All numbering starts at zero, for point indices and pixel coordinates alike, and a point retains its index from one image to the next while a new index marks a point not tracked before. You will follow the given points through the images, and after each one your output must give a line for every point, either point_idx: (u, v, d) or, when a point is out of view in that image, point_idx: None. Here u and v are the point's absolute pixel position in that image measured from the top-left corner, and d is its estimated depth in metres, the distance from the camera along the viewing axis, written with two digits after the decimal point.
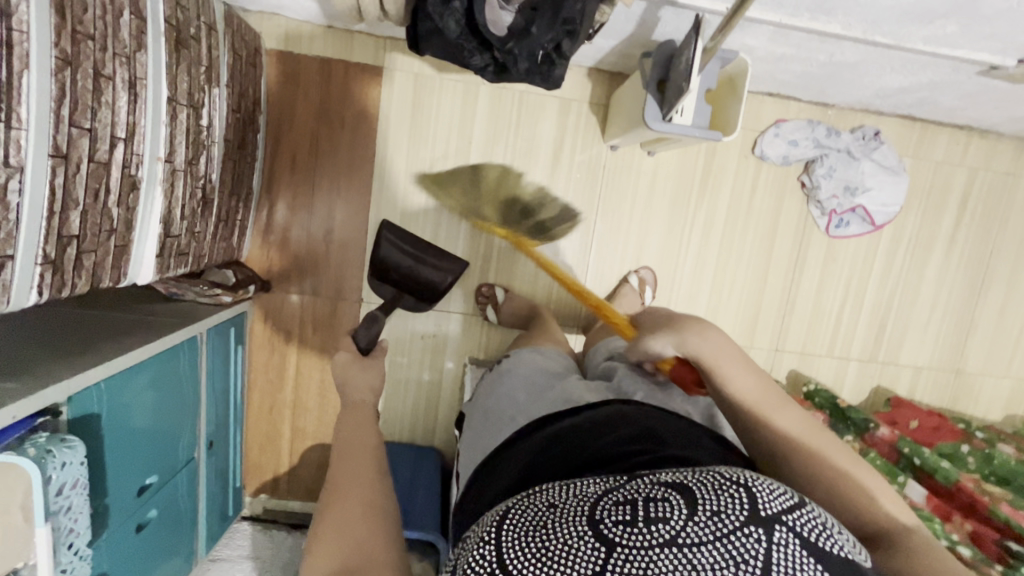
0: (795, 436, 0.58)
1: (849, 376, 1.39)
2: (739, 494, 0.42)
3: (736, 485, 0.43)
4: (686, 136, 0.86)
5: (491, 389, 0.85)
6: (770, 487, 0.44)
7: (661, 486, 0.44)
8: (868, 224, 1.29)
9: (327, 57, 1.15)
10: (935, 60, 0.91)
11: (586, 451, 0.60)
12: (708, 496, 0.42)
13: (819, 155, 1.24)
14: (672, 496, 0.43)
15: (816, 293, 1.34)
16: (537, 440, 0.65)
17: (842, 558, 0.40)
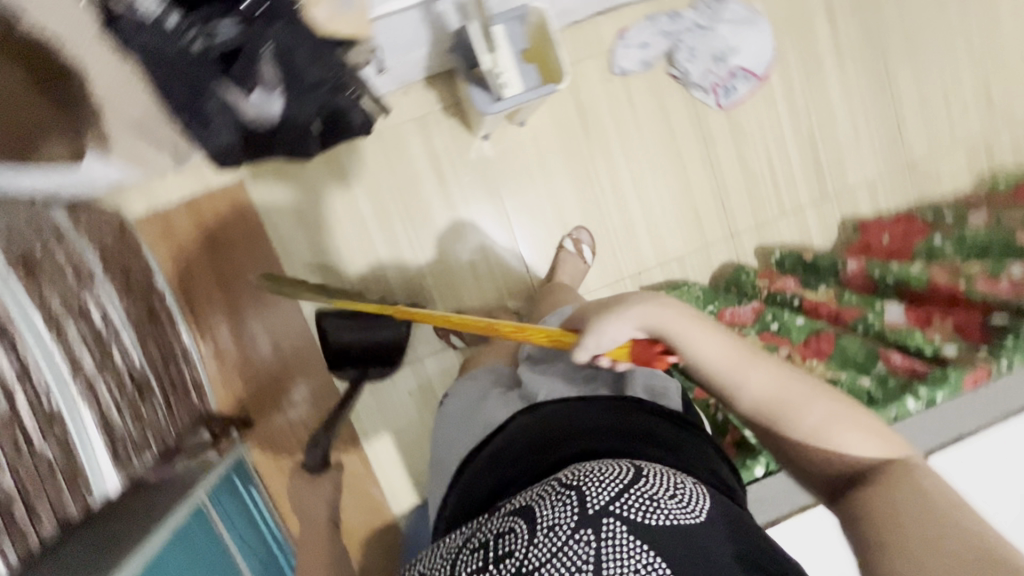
0: (762, 390, 0.63)
1: (811, 222, 1.37)
2: (563, 502, 0.54)
3: (564, 491, 0.55)
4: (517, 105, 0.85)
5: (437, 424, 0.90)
6: (626, 464, 0.57)
7: (509, 515, 0.56)
8: (753, 78, 1.26)
9: (189, 196, 1.16)
10: None
11: (505, 470, 0.67)
12: (541, 511, 0.54)
13: (674, 40, 1.22)
14: (517, 523, 0.55)
15: (740, 166, 1.33)
16: (469, 473, 0.72)
17: (677, 509, 0.55)
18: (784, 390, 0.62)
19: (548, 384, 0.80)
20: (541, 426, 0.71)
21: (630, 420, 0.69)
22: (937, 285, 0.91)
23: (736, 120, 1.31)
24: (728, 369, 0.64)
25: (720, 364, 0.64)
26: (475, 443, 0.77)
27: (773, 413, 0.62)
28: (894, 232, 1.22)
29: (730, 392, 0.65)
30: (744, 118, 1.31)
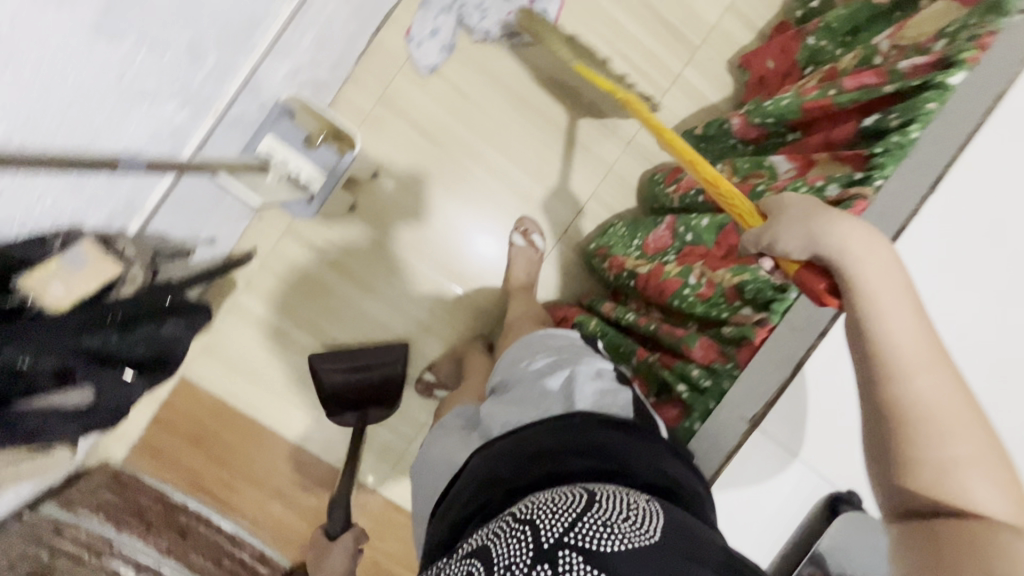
0: (936, 399, 0.55)
1: (696, 81, 1.28)
2: (520, 541, 0.58)
3: (521, 529, 0.59)
4: (321, 197, 0.84)
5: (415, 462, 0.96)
6: (581, 496, 0.61)
7: (469, 556, 0.60)
8: None
9: (153, 417, 1.21)
10: None
11: (467, 502, 0.72)
12: (498, 551, 0.58)
13: (457, 6, 1.15)
14: (477, 564, 0.58)
15: (596, 77, 1.24)
16: (442, 509, 0.78)
17: (631, 529, 0.58)
18: (949, 402, 0.55)
19: (504, 416, 0.84)
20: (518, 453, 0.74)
21: (578, 439, 0.73)
22: (805, 107, 0.78)
23: (564, 37, 1.22)
24: (909, 363, 0.56)
25: (913, 353, 0.57)
26: (446, 481, 0.83)
27: (921, 416, 0.55)
28: (783, 52, 1.09)
29: (887, 375, 0.57)
30: (570, 31, 1.22)
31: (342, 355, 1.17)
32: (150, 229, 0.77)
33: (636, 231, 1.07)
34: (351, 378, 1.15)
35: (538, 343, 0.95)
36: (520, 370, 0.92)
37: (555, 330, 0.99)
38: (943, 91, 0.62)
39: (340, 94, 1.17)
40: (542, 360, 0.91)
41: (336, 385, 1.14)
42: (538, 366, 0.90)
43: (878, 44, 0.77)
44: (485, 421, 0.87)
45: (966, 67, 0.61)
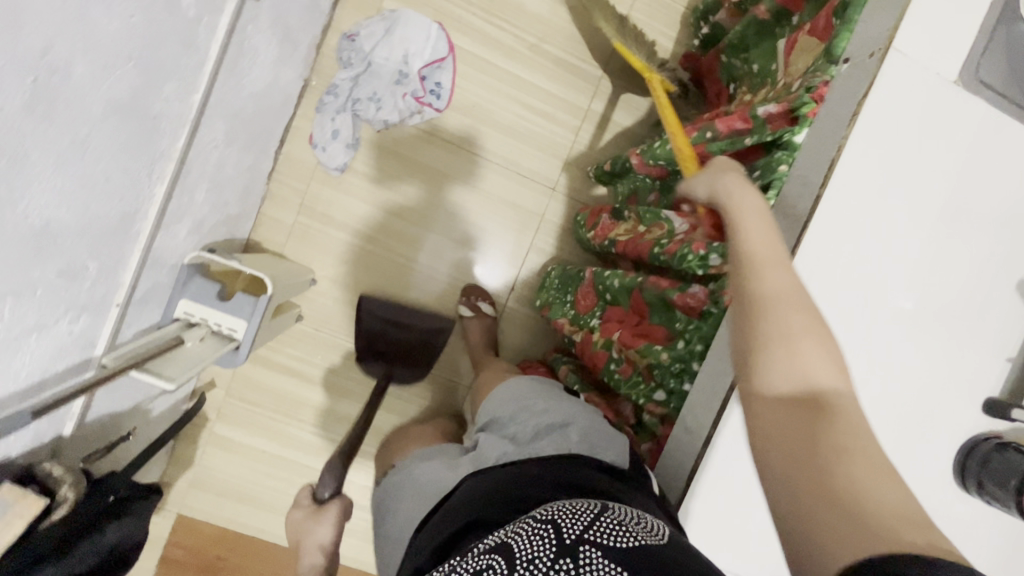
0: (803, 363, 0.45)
1: (606, 112, 1.26)
2: (545, 535, 0.53)
3: (545, 526, 0.54)
4: (243, 348, 0.87)
5: (386, 500, 0.87)
6: (587, 506, 0.57)
7: (487, 552, 0.54)
8: (443, 64, 1.18)
9: (160, 559, 1.24)
10: (229, 52, 0.82)
11: (452, 521, 0.65)
12: (520, 546, 0.53)
13: (350, 103, 1.16)
14: (499, 561, 0.52)
15: (506, 133, 1.24)
16: (419, 544, 0.69)
17: (645, 532, 0.54)
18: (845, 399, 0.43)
19: (494, 446, 0.77)
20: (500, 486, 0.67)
21: (557, 471, 0.67)
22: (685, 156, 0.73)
23: (466, 103, 1.22)
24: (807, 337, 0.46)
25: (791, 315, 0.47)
26: (424, 515, 0.75)
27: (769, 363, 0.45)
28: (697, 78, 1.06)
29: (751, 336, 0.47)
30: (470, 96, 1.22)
31: (391, 305, 1.22)
32: (87, 420, 0.79)
33: (569, 287, 1.05)
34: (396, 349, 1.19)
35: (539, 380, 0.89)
36: (515, 401, 0.84)
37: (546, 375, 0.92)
38: (792, 152, 0.59)
39: (262, 214, 1.19)
40: (537, 393, 0.84)
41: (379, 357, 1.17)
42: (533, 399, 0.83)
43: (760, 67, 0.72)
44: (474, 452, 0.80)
45: (810, 124, 0.57)
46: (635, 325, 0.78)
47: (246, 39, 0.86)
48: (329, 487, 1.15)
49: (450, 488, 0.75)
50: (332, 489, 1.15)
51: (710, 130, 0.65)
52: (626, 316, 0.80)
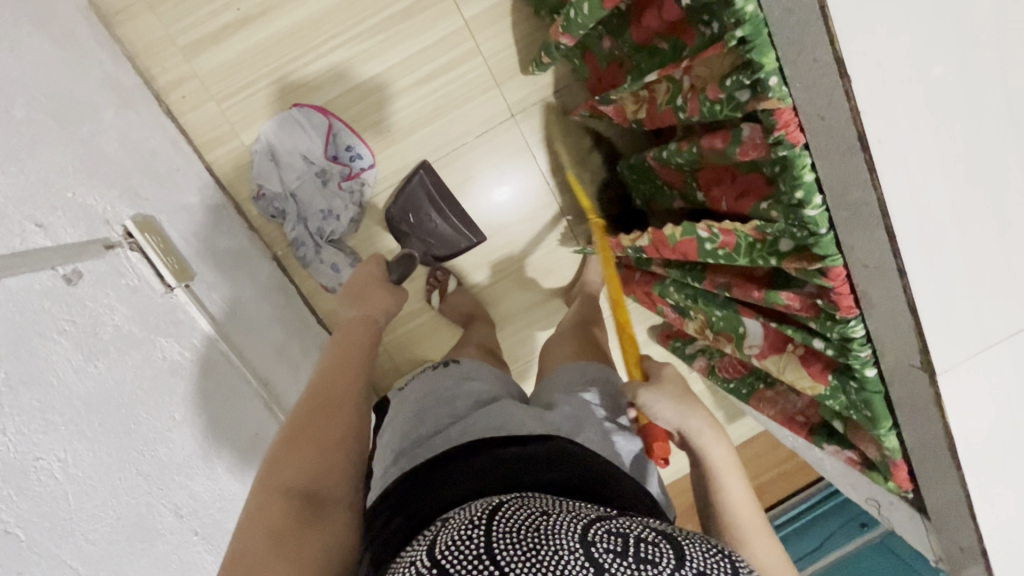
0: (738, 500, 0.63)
1: (489, 11, 1.08)
2: (724, 559, 0.42)
3: (723, 554, 0.43)
4: None
5: (437, 397, 0.76)
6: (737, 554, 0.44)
7: (655, 530, 0.44)
8: (334, 129, 1.07)
9: None
10: (226, 329, 0.82)
11: (545, 470, 0.56)
12: (690, 543, 0.43)
13: (316, 236, 1.11)
14: (662, 540, 0.43)
15: (437, 122, 1.12)
16: (483, 457, 0.59)
17: None
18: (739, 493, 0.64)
19: (583, 424, 0.68)
20: (591, 467, 0.59)
21: (625, 477, 0.61)
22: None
23: (383, 137, 1.11)
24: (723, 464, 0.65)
25: (727, 468, 0.65)
26: (493, 433, 0.64)
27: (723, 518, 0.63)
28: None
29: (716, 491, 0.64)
30: (379, 129, 1.11)
31: (441, 186, 1.09)
32: None
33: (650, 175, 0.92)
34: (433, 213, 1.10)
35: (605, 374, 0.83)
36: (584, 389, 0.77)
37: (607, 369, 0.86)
38: None
39: None
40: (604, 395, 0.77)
41: (420, 208, 1.09)
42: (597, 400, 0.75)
43: None
44: (559, 411, 0.70)
45: None
46: (732, 184, 0.64)
47: (223, 301, 0.87)
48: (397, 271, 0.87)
49: (536, 433, 0.64)
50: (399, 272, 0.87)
51: None
52: (717, 177, 0.67)
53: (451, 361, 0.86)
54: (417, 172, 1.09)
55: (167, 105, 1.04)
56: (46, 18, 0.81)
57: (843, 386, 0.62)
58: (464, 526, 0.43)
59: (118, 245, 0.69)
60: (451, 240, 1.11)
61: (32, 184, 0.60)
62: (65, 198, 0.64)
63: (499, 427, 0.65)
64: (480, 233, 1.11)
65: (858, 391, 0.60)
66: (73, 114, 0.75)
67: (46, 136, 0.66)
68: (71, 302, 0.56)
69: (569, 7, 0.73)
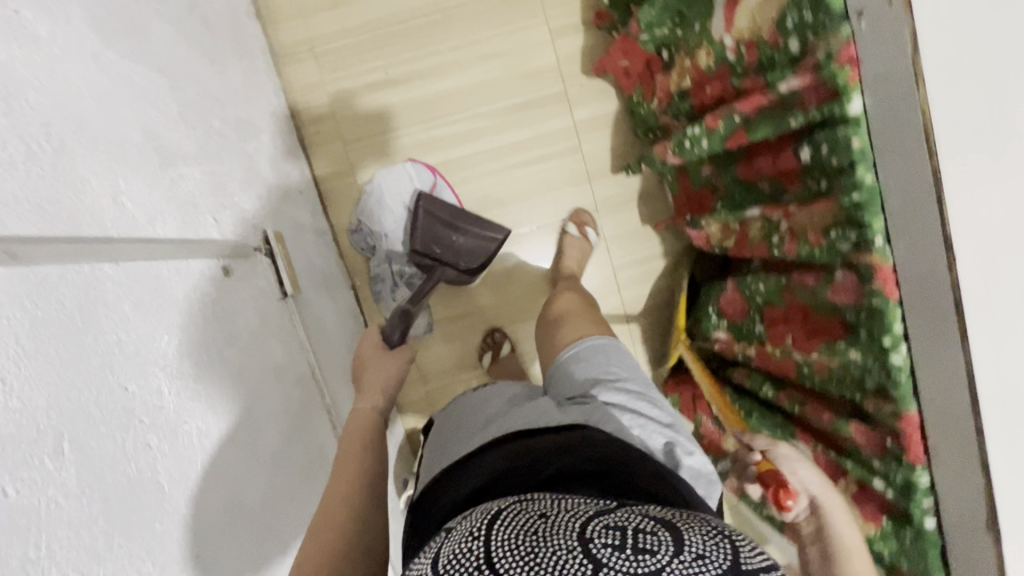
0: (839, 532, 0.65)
1: (596, 119, 1.22)
2: (727, 541, 0.40)
3: (727, 541, 0.40)
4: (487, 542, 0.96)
5: (465, 418, 0.81)
6: (751, 541, 0.41)
7: (653, 521, 0.42)
8: (438, 185, 1.18)
9: None
10: (313, 343, 0.88)
11: (546, 462, 0.59)
12: (690, 530, 0.41)
13: (397, 276, 1.19)
14: (661, 529, 0.40)
15: (530, 201, 1.23)
16: (501, 458, 0.63)
17: None
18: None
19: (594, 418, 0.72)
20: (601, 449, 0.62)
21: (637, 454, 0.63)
22: (728, 141, 0.74)
23: (478, 202, 1.22)
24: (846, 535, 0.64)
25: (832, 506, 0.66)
26: (516, 428, 0.69)
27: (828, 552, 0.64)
28: (625, 39, 1.01)
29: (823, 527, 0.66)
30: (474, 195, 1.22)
31: (448, 211, 1.10)
32: None
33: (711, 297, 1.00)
34: (445, 237, 1.10)
35: (616, 356, 0.87)
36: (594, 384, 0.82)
37: (614, 340, 0.90)
38: (859, 125, 0.55)
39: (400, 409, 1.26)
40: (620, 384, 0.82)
41: (432, 240, 1.10)
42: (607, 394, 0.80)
43: (721, 38, 0.73)
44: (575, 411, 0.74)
45: (859, 89, 0.54)
46: (803, 324, 0.72)
47: (313, 317, 0.93)
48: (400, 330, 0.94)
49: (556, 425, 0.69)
50: (400, 333, 0.94)
51: (737, 113, 0.71)
52: (787, 315, 0.75)
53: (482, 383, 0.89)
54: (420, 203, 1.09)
55: (302, 137, 1.18)
56: (239, 51, 0.95)
57: (897, 532, 0.65)
58: (466, 538, 0.42)
59: (258, 248, 0.78)
60: (480, 252, 1.09)
61: (213, 185, 0.69)
62: (232, 201, 0.73)
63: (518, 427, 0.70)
64: (502, 231, 1.08)
65: (914, 538, 0.63)
66: (245, 132, 0.86)
67: (225, 146, 0.77)
68: (222, 292, 0.63)
69: (684, 135, 0.85)
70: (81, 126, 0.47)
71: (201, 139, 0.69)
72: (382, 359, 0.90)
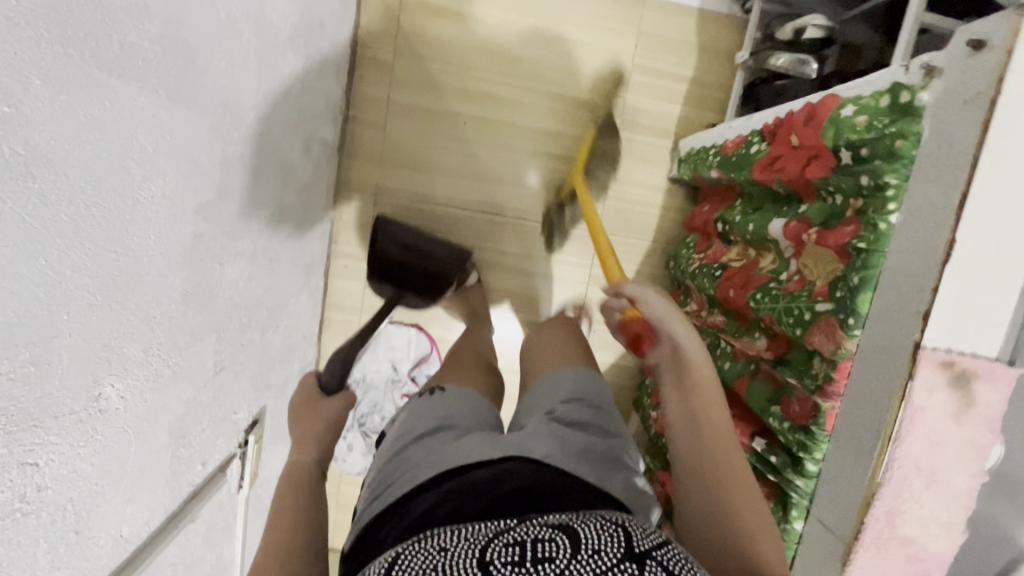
0: (712, 403, 0.67)
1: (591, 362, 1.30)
2: (615, 534, 0.50)
3: (615, 530, 0.51)
4: None
5: (401, 428, 0.78)
6: (641, 530, 0.52)
7: (549, 528, 0.51)
8: (428, 358, 1.25)
9: None
10: (251, 517, 0.93)
11: (476, 500, 0.60)
12: (582, 531, 0.50)
13: (358, 420, 1.25)
14: (558, 536, 0.49)
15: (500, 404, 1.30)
16: (433, 496, 0.63)
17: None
18: (733, 454, 0.62)
19: (530, 439, 0.71)
20: (529, 480, 0.63)
21: (563, 483, 0.64)
22: None
23: None
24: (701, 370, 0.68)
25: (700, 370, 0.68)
26: (450, 461, 0.67)
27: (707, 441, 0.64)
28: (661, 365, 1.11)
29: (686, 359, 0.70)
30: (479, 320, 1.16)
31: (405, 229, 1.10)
32: None
33: None
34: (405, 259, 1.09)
35: (592, 384, 0.85)
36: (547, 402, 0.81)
37: (594, 377, 0.86)
38: None
39: None
40: (575, 409, 0.80)
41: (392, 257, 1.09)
42: (565, 415, 0.78)
43: None
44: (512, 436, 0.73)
45: None
46: None
47: (264, 478, 0.98)
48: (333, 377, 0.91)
49: (487, 455, 0.67)
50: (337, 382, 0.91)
51: None
52: None
53: (439, 390, 0.84)
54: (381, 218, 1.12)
55: (330, 263, 1.21)
56: (305, 210, 0.98)
57: None
58: None
59: (237, 450, 0.82)
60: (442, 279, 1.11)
61: (215, 419, 0.73)
62: (230, 419, 0.78)
63: (452, 457, 0.68)
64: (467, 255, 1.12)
65: None
66: (273, 313, 0.90)
67: (246, 355, 0.80)
68: (183, 542, 0.68)
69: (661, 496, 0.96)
70: (114, 477, 0.52)
71: (223, 374, 0.73)
72: (318, 406, 0.85)
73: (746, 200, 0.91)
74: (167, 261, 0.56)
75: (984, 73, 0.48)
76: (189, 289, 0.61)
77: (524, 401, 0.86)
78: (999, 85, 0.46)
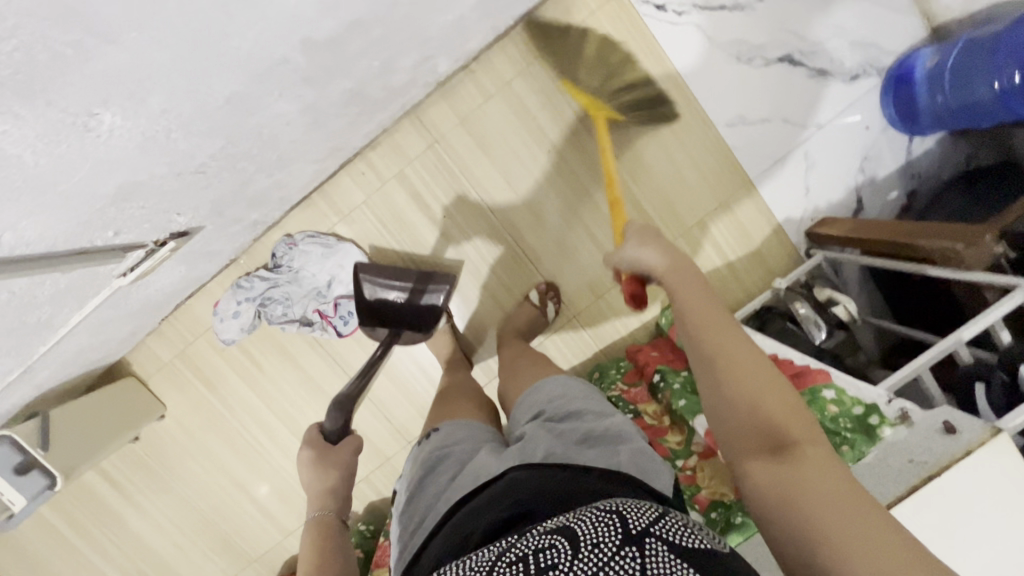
0: (715, 328, 0.60)
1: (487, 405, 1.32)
2: (611, 521, 0.52)
3: (610, 516, 0.53)
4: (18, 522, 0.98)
5: (411, 478, 0.78)
6: (637, 507, 0.55)
7: (548, 532, 0.53)
8: None
9: None
10: (108, 305, 0.86)
11: (487, 514, 0.61)
12: (578, 525, 0.53)
13: (262, 297, 1.20)
14: (559, 539, 0.51)
15: (387, 378, 1.27)
16: (451, 526, 0.64)
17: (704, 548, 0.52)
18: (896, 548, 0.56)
19: (528, 444, 0.72)
20: (535, 480, 0.64)
21: (578, 473, 0.65)
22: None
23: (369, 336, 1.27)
24: (672, 279, 0.67)
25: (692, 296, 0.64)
26: (460, 490, 0.69)
27: (734, 377, 0.56)
28: None
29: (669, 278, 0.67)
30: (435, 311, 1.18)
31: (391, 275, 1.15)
32: None
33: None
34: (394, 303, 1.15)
35: (573, 380, 0.87)
36: (535, 408, 0.83)
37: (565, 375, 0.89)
38: None
39: (146, 342, 1.25)
40: (562, 404, 0.80)
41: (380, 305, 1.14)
42: (553, 413, 0.80)
43: None
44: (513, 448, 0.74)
45: None
46: None
47: (150, 282, 0.92)
48: (335, 424, 0.93)
49: (496, 473, 0.69)
50: (340, 427, 0.94)
51: None
52: None
53: (433, 430, 0.84)
54: (360, 277, 1.13)
55: (355, 157, 1.19)
56: (376, 106, 0.97)
57: None
58: None
59: (146, 244, 0.77)
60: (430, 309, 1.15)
61: (157, 205, 0.69)
62: (165, 216, 0.73)
63: (460, 488, 0.69)
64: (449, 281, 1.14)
65: None
66: (281, 160, 0.87)
67: (229, 174, 0.77)
68: (36, 283, 0.63)
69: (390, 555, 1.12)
70: (43, 185, 0.48)
71: (200, 175, 0.70)
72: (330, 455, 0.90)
73: (692, 377, 0.97)
74: (247, 57, 0.54)
75: (945, 452, 0.60)
76: (243, 90, 0.59)
77: (516, 412, 0.88)
78: (945, 467, 0.59)
